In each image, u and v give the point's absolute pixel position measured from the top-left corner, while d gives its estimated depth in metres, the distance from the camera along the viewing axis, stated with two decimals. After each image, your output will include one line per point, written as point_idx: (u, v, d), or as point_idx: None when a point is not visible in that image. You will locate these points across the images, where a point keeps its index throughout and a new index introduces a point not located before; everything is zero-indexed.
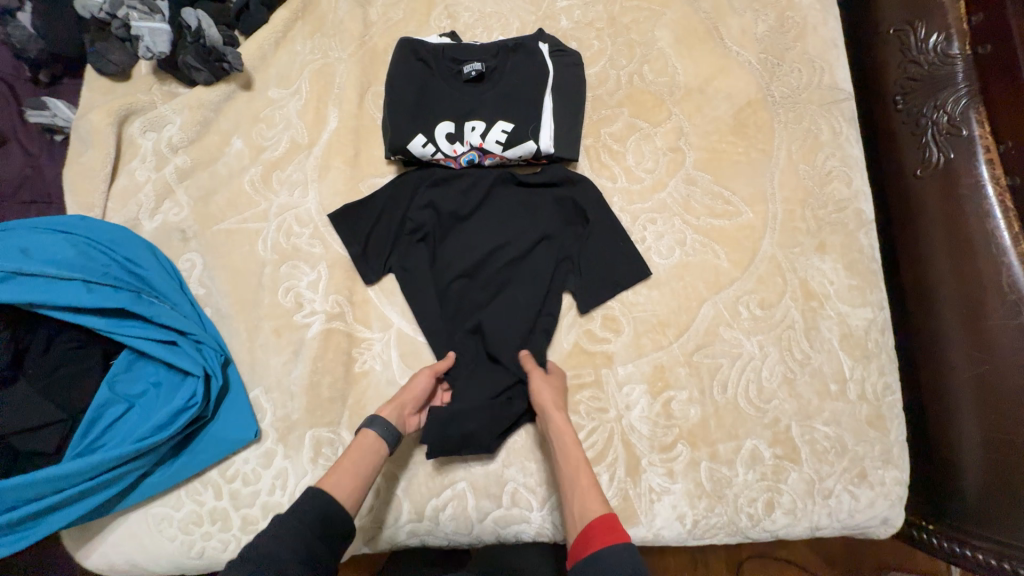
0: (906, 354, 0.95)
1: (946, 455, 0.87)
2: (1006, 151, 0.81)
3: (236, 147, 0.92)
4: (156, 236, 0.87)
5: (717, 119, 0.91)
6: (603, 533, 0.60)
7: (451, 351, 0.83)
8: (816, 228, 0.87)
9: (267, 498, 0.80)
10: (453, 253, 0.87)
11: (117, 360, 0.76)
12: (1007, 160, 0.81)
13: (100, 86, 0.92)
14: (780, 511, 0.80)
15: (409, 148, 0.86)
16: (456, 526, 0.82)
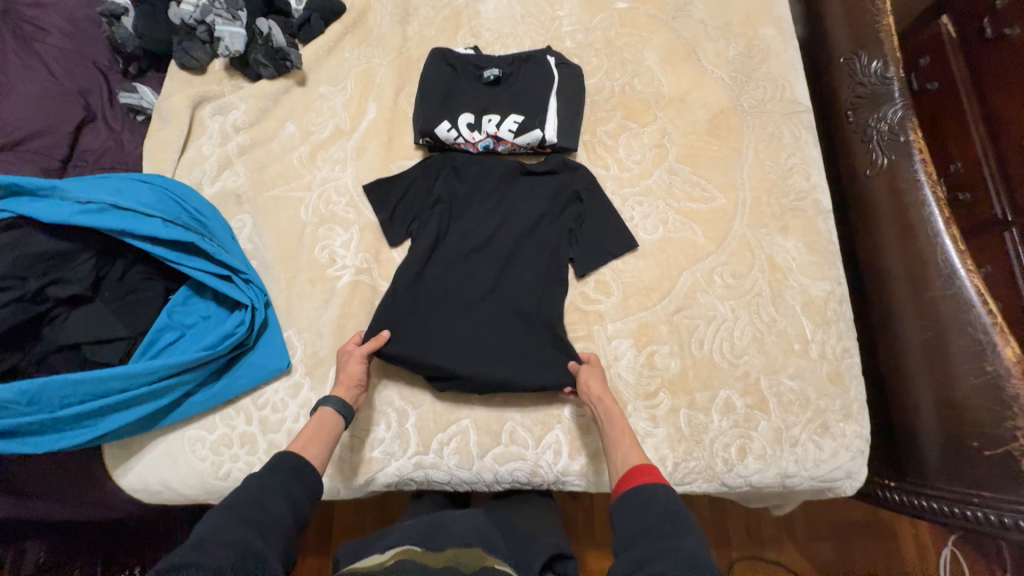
0: (869, 329, 1.06)
1: (906, 417, 0.96)
2: (958, 168, 0.99)
3: (289, 130, 1.09)
4: (215, 198, 1.03)
5: (695, 122, 1.08)
6: (642, 476, 0.73)
7: (463, 306, 0.95)
8: (780, 213, 1.02)
9: (292, 425, 0.89)
10: (466, 225, 1.01)
11: (176, 294, 0.89)
12: (960, 176, 0.98)
13: (181, 77, 1.11)
14: (752, 457, 0.89)
15: (436, 132, 1.02)
16: (459, 462, 0.91)
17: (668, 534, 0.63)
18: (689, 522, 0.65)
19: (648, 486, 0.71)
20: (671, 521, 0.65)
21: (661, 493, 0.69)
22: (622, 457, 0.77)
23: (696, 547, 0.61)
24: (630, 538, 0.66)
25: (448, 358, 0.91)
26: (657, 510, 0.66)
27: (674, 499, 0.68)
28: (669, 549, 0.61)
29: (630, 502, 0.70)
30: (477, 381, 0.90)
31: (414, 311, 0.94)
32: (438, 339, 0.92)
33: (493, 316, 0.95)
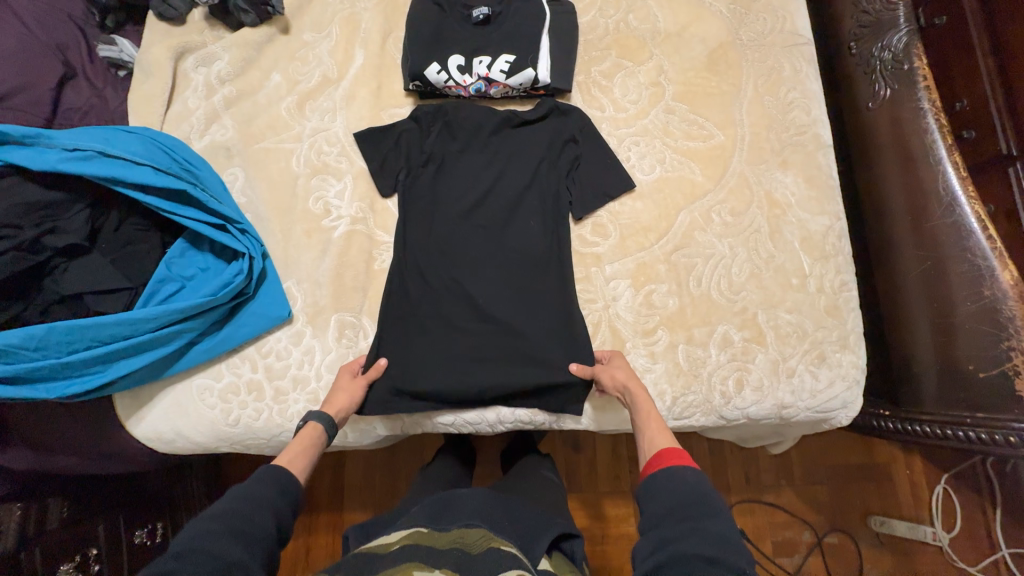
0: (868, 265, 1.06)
1: (902, 348, 0.97)
2: (964, 106, 0.93)
3: (275, 81, 1.06)
4: (206, 152, 1.01)
5: (693, 59, 1.05)
6: (670, 458, 0.72)
7: (463, 255, 0.95)
8: (780, 148, 1.00)
9: (317, 386, 0.91)
10: (457, 183, 0.99)
11: (174, 246, 0.89)
12: (963, 116, 0.94)
13: (159, 28, 1.07)
14: (749, 389, 0.90)
15: (426, 74, 0.99)
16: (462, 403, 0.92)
17: (696, 515, 0.64)
18: (716, 501, 0.66)
19: (677, 468, 0.71)
20: (703, 505, 0.65)
21: (689, 474, 0.70)
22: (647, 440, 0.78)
23: (723, 528, 0.62)
24: (658, 516, 0.66)
25: (446, 321, 0.92)
26: (687, 492, 0.67)
27: (702, 482, 0.68)
28: (699, 529, 0.62)
29: (658, 482, 0.70)
30: (472, 337, 0.91)
31: (412, 272, 0.95)
32: (436, 299, 0.93)
33: (494, 265, 0.94)
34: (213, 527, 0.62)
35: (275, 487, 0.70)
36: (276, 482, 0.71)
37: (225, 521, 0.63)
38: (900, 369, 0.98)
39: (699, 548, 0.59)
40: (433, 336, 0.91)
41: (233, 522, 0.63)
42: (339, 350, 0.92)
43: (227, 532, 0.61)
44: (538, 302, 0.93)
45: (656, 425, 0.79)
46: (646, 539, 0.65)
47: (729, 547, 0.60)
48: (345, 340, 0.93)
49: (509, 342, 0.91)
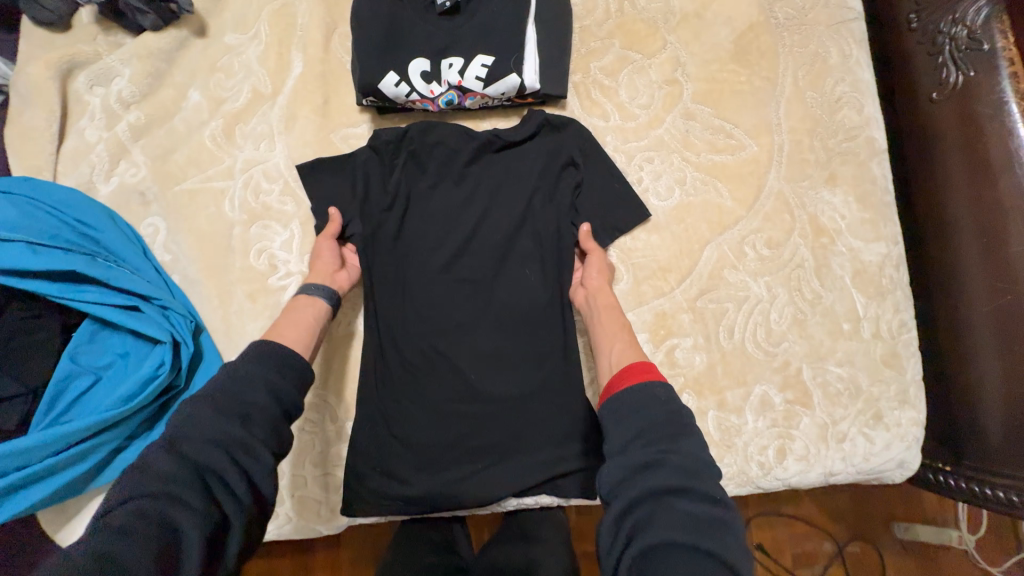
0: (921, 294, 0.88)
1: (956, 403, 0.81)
2: None
3: (193, 100, 0.84)
4: (113, 200, 0.81)
5: (717, 46, 0.84)
6: (640, 373, 0.61)
7: (447, 316, 0.78)
8: (826, 158, 0.81)
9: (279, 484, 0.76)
10: (434, 225, 0.80)
11: (79, 331, 0.71)
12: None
13: (36, 38, 0.83)
14: (792, 458, 0.75)
15: (381, 88, 0.78)
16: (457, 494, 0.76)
17: (665, 441, 0.53)
18: (691, 425, 0.55)
19: (642, 386, 0.59)
20: (672, 426, 0.55)
21: (661, 393, 0.58)
22: (619, 351, 0.67)
23: (696, 454, 0.52)
24: (624, 443, 0.55)
25: (432, 400, 0.76)
26: (655, 413, 0.56)
27: (675, 402, 0.57)
28: (666, 463, 0.51)
29: (625, 402, 0.59)
30: (463, 415, 0.76)
31: (384, 339, 0.77)
32: (417, 373, 0.76)
33: (486, 327, 0.78)
34: (202, 409, 0.53)
35: (271, 363, 0.59)
36: (267, 353, 0.59)
37: (216, 402, 0.53)
38: (965, 424, 0.79)
39: (661, 481, 0.50)
40: (417, 419, 0.76)
41: (226, 402, 0.54)
42: (301, 440, 0.77)
43: (223, 418, 0.52)
44: (541, 369, 0.77)
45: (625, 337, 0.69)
46: (610, 468, 0.55)
47: (701, 473, 0.51)
48: (308, 427, 0.77)
49: (508, 420, 0.76)
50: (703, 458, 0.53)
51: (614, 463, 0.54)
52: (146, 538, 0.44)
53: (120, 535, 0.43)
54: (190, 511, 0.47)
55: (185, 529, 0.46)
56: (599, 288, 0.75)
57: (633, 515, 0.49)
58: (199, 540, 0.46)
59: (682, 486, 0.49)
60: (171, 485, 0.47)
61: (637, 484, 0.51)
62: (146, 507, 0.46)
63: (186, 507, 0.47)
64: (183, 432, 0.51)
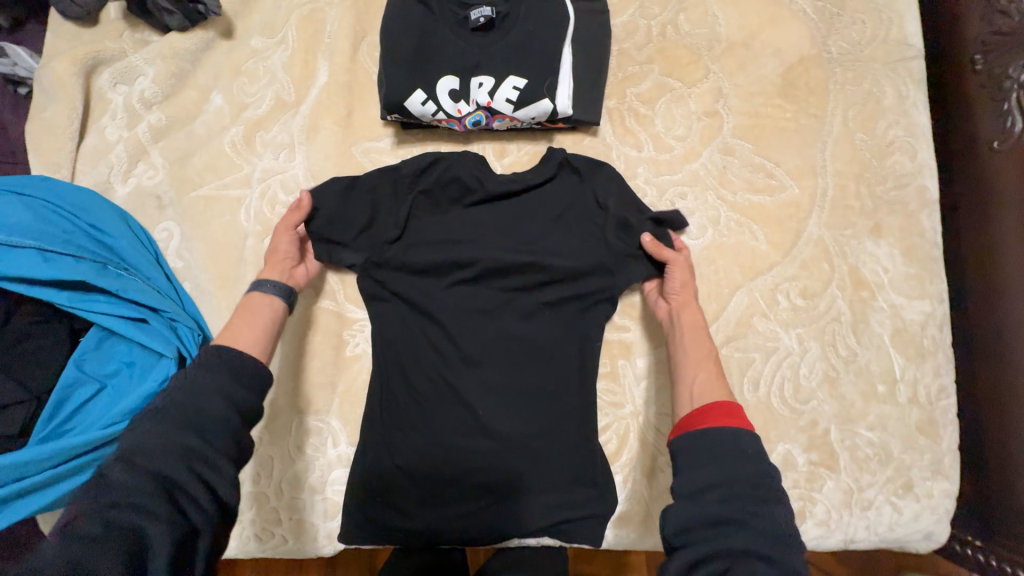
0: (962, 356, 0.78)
1: (989, 492, 0.72)
2: None
3: (215, 104, 0.82)
4: (129, 202, 0.79)
5: (763, 78, 0.80)
6: (725, 416, 0.56)
7: (459, 346, 0.74)
8: (872, 206, 0.76)
9: (277, 505, 0.75)
10: (450, 249, 0.76)
11: (87, 337, 0.69)
12: None
13: (64, 32, 0.82)
14: (812, 522, 0.71)
15: (407, 105, 0.75)
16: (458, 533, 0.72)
17: (749, 500, 0.49)
18: (775, 482, 0.51)
19: (732, 433, 0.54)
20: (762, 486, 0.50)
21: (747, 443, 0.53)
22: (704, 385, 0.62)
23: (776, 512, 0.49)
24: (698, 491, 0.51)
25: (438, 432, 0.73)
26: (745, 470, 0.51)
27: (759, 456, 0.52)
28: (745, 525, 0.48)
29: (714, 443, 0.53)
30: (468, 452, 0.72)
31: (390, 365, 0.75)
32: (423, 403, 0.74)
33: (500, 360, 0.74)
34: (158, 426, 0.49)
35: (227, 377, 0.55)
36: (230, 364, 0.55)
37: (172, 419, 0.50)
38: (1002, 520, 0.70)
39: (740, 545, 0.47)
40: (422, 451, 0.73)
41: (182, 418, 0.50)
42: (301, 462, 0.76)
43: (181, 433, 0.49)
44: (555, 409, 0.74)
45: (711, 371, 0.64)
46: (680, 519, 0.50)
47: (779, 535, 0.48)
48: (309, 450, 0.76)
49: (514, 461, 0.72)
50: (783, 519, 0.49)
51: (687, 513, 0.50)
52: (107, 555, 0.41)
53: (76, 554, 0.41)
54: (154, 524, 0.44)
55: (152, 543, 0.44)
56: (686, 303, 0.71)
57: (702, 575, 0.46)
58: (165, 554, 0.44)
59: (762, 551, 0.46)
60: (130, 495, 0.45)
61: (713, 545, 0.47)
62: (103, 523, 0.43)
63: (149, 519, 0.44)
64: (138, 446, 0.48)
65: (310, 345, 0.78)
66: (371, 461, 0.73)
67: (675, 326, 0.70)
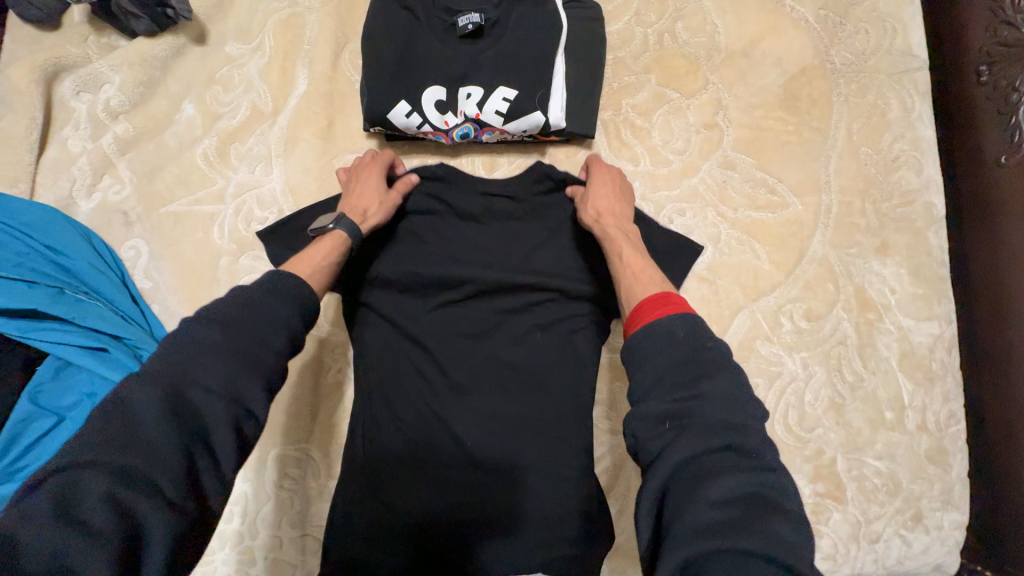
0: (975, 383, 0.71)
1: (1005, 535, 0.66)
2: None
3: (187, 114, 0.77)
4: (93, 220, 0.74)
5: (764, 90, 0.77)
6: (658, 307, 0.50)
7: (445, 370, 0.69)
8: (878, 224, 0.73)
9: (252, 544, 0.70)
10: (434, 265, 0.72)
11: (42, 367, 0.64)
12: None
13: (23, 36, 0.77)
14: (818, 556, 0.68)
15: (391, 117, 0.71)
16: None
17: (694, 383, 0.43)
18: (722, 357, 0.44)
19: (659, 321, 0.48)
20: (697, 366, 0.44)
21: (674, 327, 0.47)
22: (627, 290, 0.58)
23: (731, 388, 0.43)
24: (643, 390, 0.44)
25: (420, 463, 0.68)
26: (675, 356, 0.44)
27: (698, 333, 0.46)
28: (699, 412, 0.41)
29: (643, 343, 0.47)
30: (454, 484, 0.68)
31: (370, 394, 0.70)
32: (405, 433, 0.68)
33: (488, 385, 0.69)
34: (179, 366, 0.40)
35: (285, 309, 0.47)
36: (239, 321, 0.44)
37: (166, 384, 0.39)
38: (1019, 573, 0.63)
39: (708, 443, 0.40)
40: (403, 485, 0.67)
41: (234, 356, 0.42)
42: (278, 498, 0.71)
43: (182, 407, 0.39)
44: (548, 439, 0.69)
45: (638, 268, 0.61)
46: (635, 430, 0.43)
47: (744, 420, 0.41)
48: (287, 484, 0.71)
49: (504, 494, 0.68)
50: (745, 400, 0.43)
51: (636, 420, 0.43)
52: (99, 530, 0.33)
53: (70, 540, 0.33)
54: (154, 506, 0.35)
55: (149, 527, 0.35)
56: (612, 212, 0.67)
57: (673, 494, 0.39)
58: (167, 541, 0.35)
59: (725, 443, 0.40)
60: (150, 452, 0.37)
61: (678, 446, 0.40)
62: (107, 497, 0.35)
63: (157, 507, 0.36)
64: (131, 410, 0.38)
65: (291, 372, 0.74)
66: (349, 496, 0.69)
67: (601, 236, 0.65)
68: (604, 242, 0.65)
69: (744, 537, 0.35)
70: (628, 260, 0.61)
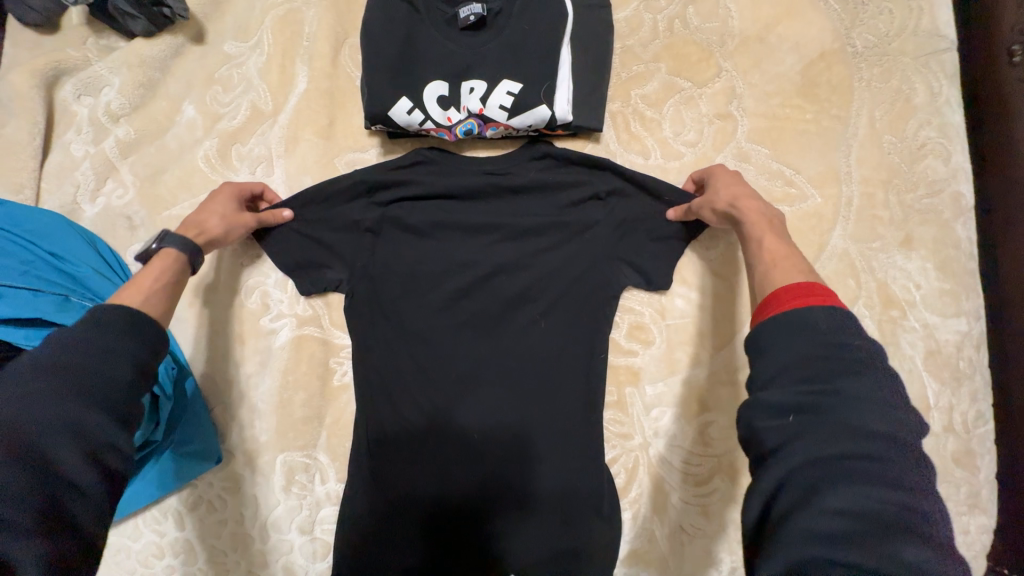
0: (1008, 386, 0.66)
1: None
2: None
3: (187, 115, 0.76)
4: (99, 225, 0.74)
5: (781, 77, 0.73)
6: (803, 294, 0.45)
7: (454, 368, 0.69)
8: (902, 217, 0.70)
9: (262, 546, 0.71)
10: (440, 262, 0.70)
11: None
12: None
13: (23, 40, 0.76)
14: None
15: (392, 114, 0.69)
16: None
17: (831, 379, 0.38)
18: (865, 358, 0.40)
19: (801, 312, 0.43)
20: (834, 358, 0.39)
21: (818, 320, 0.42)
22: (762, 274, 0.52)
23: (873, 394, 0.38)
24: (764, 378, 0.41)
25: (431, 463, 0.67)
26: (815, 344, 0.40)
27: (845, 331, 0.41)
28: (830, 411, 0.37)
29: (779, 321, 0.43)
30: (466, 484, 0.67)
31: (377, 395, 0.69)
32: (414, 432, 0.68)
33: (498, 383, 0.68)
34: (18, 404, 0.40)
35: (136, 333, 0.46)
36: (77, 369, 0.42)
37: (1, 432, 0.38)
38: None
39: (838, 448, 0.36)
40: (415, 485, 0.67)
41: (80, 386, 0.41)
42: (287, 502, 0.71)
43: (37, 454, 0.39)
44: (559, 439, 0.67)
45: (779, 254, 0.53)
46: (752, 420, 0.40)
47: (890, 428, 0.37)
48: (295, 489, 0.71)
49: (519, 493, 0.67)
50: (891, 409, 0.38)
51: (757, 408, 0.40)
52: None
53: None
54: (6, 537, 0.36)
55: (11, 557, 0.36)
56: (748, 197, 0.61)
57: (783, 497, 0.36)
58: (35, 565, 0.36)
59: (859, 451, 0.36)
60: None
61: (799, 445, 0.37)
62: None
63: (20, 542, 0.36)
64: None
65: (295, 375, 0.73)
66: (360, 503, 0.68)
67: (740, 222, 0.60)
68: (743, 227, 0.59)
69: (869, 549, 0.33)
70: (771, 247, 0.54)
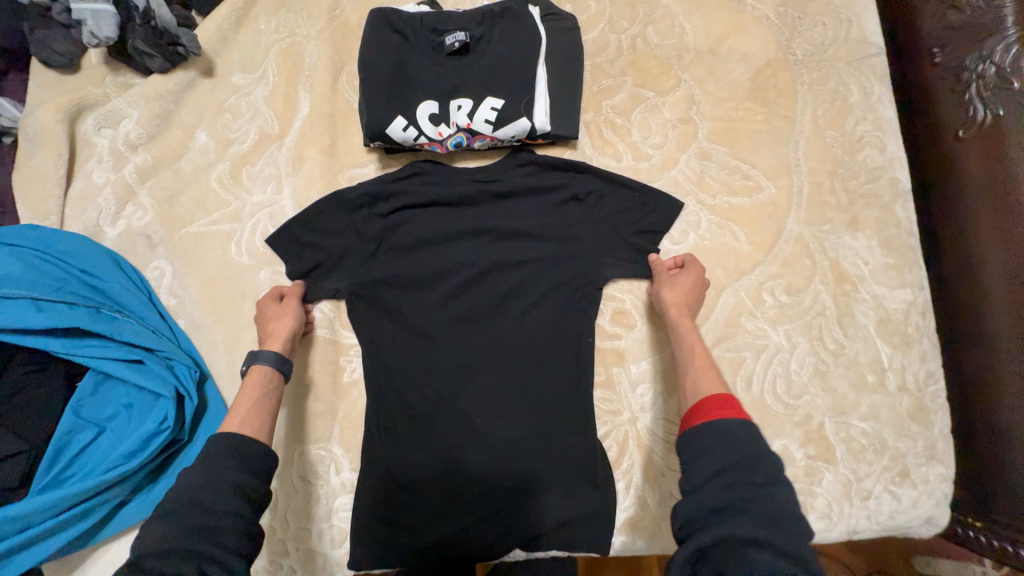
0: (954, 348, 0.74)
1: (989, 487, 0.69)
2: None
3: (200, 141, 0.84)
4: (120, 244, 0.80)
5: (732, 84, 0.82)
6: (720, 408, 0.55)
7: (457, 357, 0.75)
8: (847, 202, 0.78)
9: (283, 535, 0.74)
10: (439, 262, 0.77)
11: (84, 381, 0.70)
12: None
13: (47, 80, 0.83)
14: (814, 515, 0.72)
15: (389, 132, 0.77)
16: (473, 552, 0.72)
17: (750, 487, 0.47)
18: (779, 471, 0.49)
19: (725, 423, 0.52)
20: (750, 467, 0.48)
21: (741, 430, 0.51)
22: (694, 382, 0.63)
23: (779, 508, 0.46)
24: (698, 481, 0.49)
25: (440, 446, 0.73)
26: (736, 453, 0.49)
27: (759, 446, 0.50)
28: (746, 514, 0.45)
29: (703, 434, 0.52)
30: (472, 463, 0.72)
31: (386, 387, 0.75)
32: (422, 420, 0.74)
33: (497, 368, 0.75)
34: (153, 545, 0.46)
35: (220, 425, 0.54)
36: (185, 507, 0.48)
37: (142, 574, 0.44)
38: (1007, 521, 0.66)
39: (754, 537, 0.44)
40: (425, 467, 0.73)
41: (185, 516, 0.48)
42: (305, 491, 0.76)
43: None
44: (556, 415, 0.74)
45: (705, 362, 0.65)
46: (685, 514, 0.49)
47: (795, 547, 0.44)
48: (313, 479, 0.76)
49: (522, 467, 0.72)
50: (795, 524, 0.45)
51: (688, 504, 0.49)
52: None
53: None
54: None
55: None
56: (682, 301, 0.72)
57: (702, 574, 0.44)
58: None
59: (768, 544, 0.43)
60: None
61: (710, 531, 0.45)
62: None
63: None
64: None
65: (310, 374, 0.79)
66: (374, 486, 0.73)
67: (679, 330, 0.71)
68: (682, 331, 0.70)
69: None
70: (700, 353, 0.66)
